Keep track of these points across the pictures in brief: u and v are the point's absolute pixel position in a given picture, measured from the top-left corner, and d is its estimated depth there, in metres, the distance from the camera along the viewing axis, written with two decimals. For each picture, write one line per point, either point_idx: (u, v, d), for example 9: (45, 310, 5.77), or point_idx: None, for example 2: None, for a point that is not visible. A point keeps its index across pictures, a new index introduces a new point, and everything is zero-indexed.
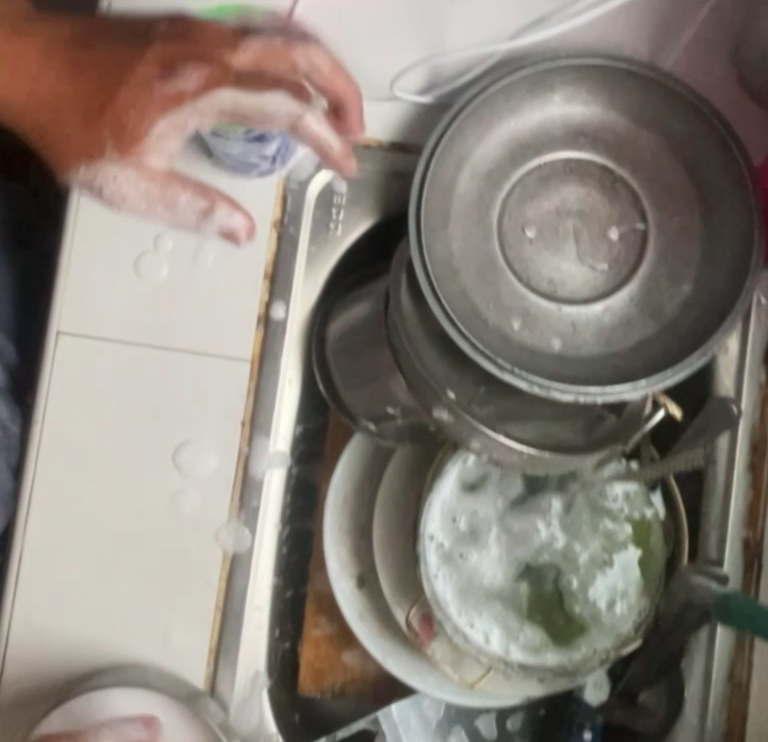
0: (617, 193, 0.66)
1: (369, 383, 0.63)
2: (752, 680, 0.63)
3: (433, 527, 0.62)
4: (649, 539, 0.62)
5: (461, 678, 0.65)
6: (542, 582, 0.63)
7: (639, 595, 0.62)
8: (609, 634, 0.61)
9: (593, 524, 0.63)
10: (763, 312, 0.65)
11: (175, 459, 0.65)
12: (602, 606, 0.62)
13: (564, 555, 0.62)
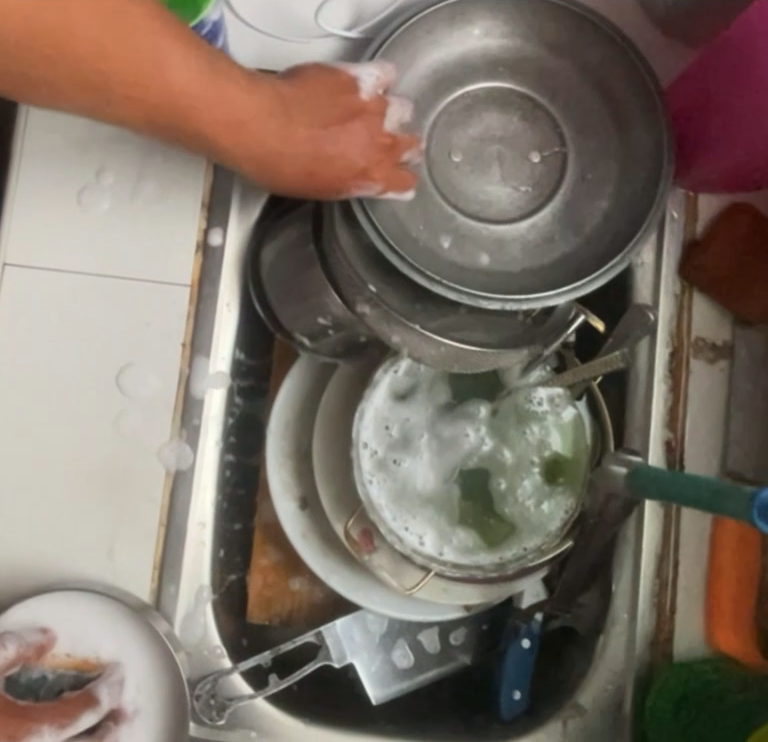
0: (537, 119, 0.70)
1: (302, 298, 0.66)
2: (677, 575, 0.66)
3: (367, 435, 0.66)
4: (573, 440, 0.67)
5: (400, 584, 0.68)
6: (473, 483, 0.68)
7: (564, 493, 0.67)
8: (538, 531, 0.66)
9: (519, 428, 0.68)
10: (676, 226, 0.69)
11: (118, 379, 0.67)
12: (528, 505, 0.67)
13: (493, 457, 0.68)
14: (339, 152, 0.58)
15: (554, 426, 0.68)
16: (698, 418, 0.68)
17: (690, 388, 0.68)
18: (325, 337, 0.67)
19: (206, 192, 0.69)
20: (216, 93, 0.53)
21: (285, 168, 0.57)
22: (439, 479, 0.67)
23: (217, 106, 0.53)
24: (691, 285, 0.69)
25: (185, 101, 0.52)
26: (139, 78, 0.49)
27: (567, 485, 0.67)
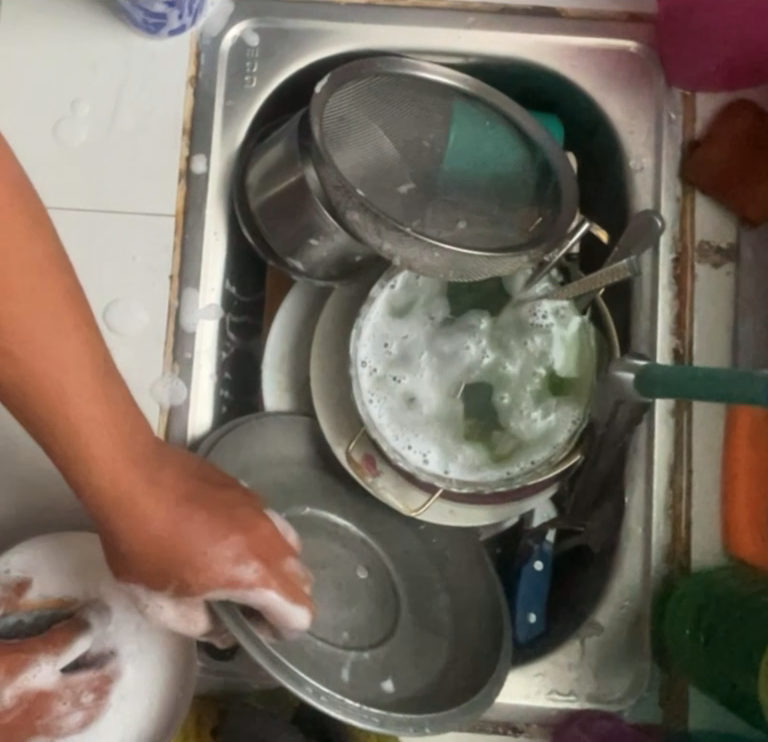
0: (525, 23, 0.67)
1: (291, 220, 0.65)
2: (692, 485, 0.65)
3: (365, 355, 0.65)
4: (581, 349, 0.66)
5: (407, 507, 0.66)
6: (475, 399, 0.67)
7: (574, 404, 0.65)
8: (545, 442, 0.65)
9: (521, 341, 0.67)
10: (674, 127, 0.67)
11: (105, 316, 0.65)
12: (535, 418, 0.66)
13: (494, 371, 0.67)
14: (211, 548, 0.50)
15: (558, 338, 0.66)
16: (707, 325, 0.65)
17: (696, 294, 0.66)
18: (319, 258, 0.67)
19: (186, 119, 0.66)
20: (66, 376, 0.43)
21: (144, 545, 0.50)
22: (442, 397, 0.67)
23: (131, 479, 0.48)
24: (693, 186, 0.67)
25: (57, 383, 0.43)
26: (127, 503, 0.48)
27: (572, 398, 0.66)
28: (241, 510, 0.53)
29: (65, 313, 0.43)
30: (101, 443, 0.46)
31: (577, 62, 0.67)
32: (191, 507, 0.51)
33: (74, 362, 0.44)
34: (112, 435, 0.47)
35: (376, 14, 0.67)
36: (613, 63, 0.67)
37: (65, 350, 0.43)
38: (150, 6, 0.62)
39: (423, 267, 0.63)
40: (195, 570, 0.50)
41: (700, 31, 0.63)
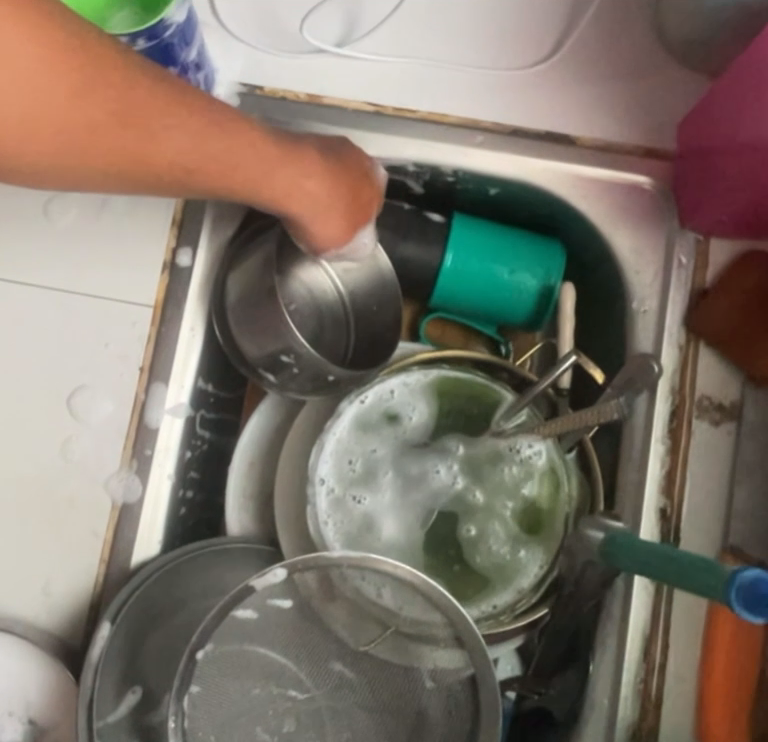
0: (537, 148, 0.65)
1: (258, 328, 0.62)
2: (668, 661, 0.59)
3: (325, 470, 0.62)
4: (558, 493, 0.61)
5: (355, 642, 0.60)
6: (441, 528, 0.63)
7: (545, 549, 0.61)
8: (511, 586, 0.61)
9: (495, 472, 0.63)
10: (684, 271, 0.63)
11: (69, 404, 0.62)
12: (502, 559, 0.61)
13: (462, 500, 0.63)
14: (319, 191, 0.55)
15: (534, 475, 0.62)
16: (698, 486, 0.61)
17: (691, 452, 0.61)
18: (292, 378, 0.63)
19: (177, 210, 0.64)
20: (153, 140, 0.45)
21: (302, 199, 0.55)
22: (405, 527, 0.63)
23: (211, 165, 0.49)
24: (697, 336, 0.63)
25: (150, 138, 0.45)
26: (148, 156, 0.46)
27: (544, 542, 0.61)
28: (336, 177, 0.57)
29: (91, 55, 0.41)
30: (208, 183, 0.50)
31: (589, 193, 0.65)
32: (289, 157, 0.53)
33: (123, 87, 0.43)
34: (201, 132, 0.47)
35: (384, 124, 0.65)
36: (626, 199, 0.65)
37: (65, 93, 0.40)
38: None
39: (365, 402, 0.63)
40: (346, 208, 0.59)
41: (713, 176, 0.59)
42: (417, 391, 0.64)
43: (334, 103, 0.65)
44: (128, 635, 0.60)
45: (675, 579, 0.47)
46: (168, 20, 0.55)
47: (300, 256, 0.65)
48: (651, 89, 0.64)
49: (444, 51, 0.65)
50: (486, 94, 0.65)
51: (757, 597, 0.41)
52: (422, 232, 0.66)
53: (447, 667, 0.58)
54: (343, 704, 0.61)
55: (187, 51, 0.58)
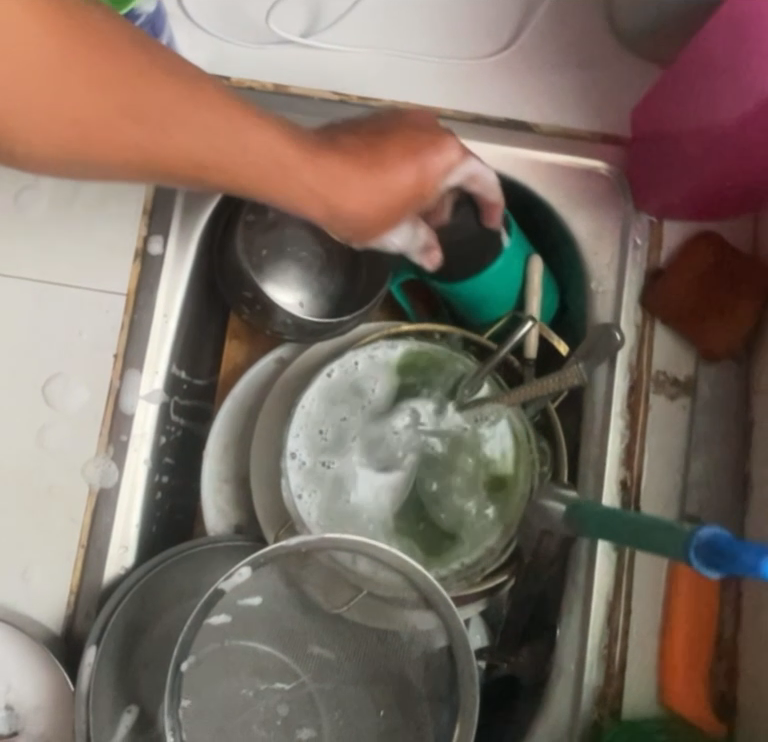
0: (496, 134, 0.67)
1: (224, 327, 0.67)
2: (630, 625, 0.62)
3: (295, 443, 0.63)
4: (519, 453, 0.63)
5: (329, 603, 0.62)
6: (406, 487, 0.65)
7: (508, 503, 0.63)
8: (479, 541, 0.63)
9: (458, 435, 0.64)
10: (639, 252, 0.66)
11: (44, 392, 0.63)
12: (467, 515, 0.63)
13: (427, 462, 0.65)
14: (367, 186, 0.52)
15: (495, 435, 0.64)
16: (656, 458, 0.64)
17: (649, 425, 0.64)
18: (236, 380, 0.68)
19: (148, 199, 0.66)
20: (241, 142, 0.45)
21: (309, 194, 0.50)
22: (373, 488, 0.64)
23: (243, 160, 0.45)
24: (653, 314, 0.65)
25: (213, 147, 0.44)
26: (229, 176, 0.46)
27: (507, 496, 0.63)
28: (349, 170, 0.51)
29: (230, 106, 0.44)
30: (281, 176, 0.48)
31: (548, 179, 0.67)
32: (315, 156, 0.49)
33: (255, 121, 0.45)
34: (269, 130, 0.46)
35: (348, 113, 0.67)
36: (583, 183, 0.67)
37: (208, 125, 0.43)
38: None
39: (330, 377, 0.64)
40: (394, 208, 0.55)
41: (665, 157, 0.62)
42: (382, 362, 0.65)
43: (298, 93, 0.66)
44: (116, 647, 0.62)
45: (633, 540, 0.50)
46: (139, 11, 0.57)
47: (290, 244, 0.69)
48: (604, 77, 0.66)
49: (404, 42, 0.67)
50: (445, 82, 0.67)
51: (710, 552, 0.44)
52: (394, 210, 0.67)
53: (422, 629, 0.60)
54: (331, 682, 0.63)
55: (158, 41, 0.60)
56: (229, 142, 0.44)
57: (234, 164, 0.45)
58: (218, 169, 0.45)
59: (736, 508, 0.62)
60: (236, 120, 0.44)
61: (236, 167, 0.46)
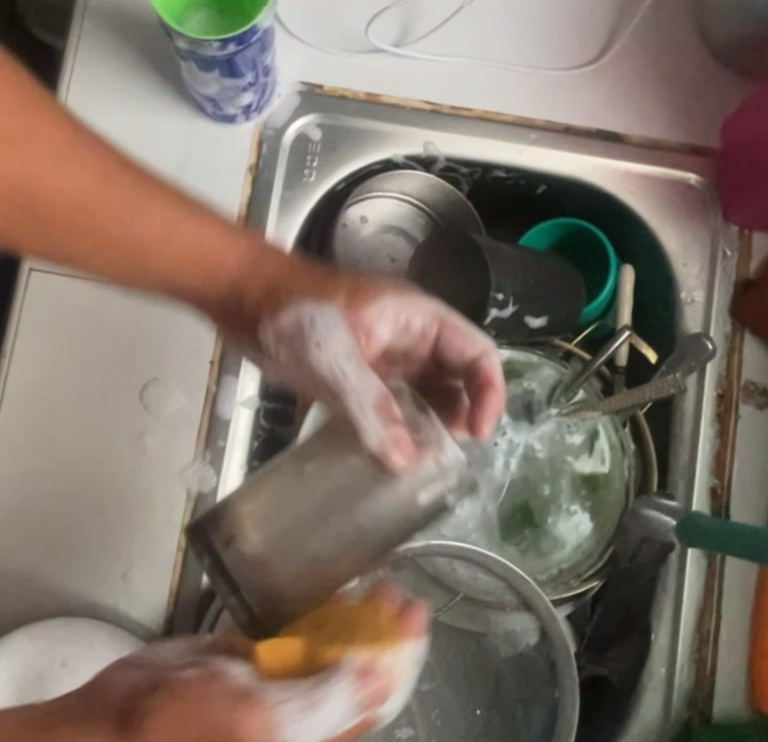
0: (587, 145, 0.67)
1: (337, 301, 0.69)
2: (720, 629, 0.63)
3: None
4: (612, 460, 0.64)
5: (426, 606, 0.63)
6: (513, 498, 0.65)
7: (607, 506, 0.64)
8: (581, 549, 0.64)
9: (554, 436, 0.65)
10: (728, 265, 0.67)
11: (142, 397, 0.63)
12: (572, 518, 0.64)
13: (529, 468, 0.65)
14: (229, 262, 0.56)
15: (589, 435, 0.64)
16: (747, 466, 0.65)
17: (738, 435, 0.65)
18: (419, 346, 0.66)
19: (243, 206, 0.65)
20: (120, 201, 0.53)
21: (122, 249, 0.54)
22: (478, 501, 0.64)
23: (92, 197, 0.52)
24: (743, 326, 0.66)
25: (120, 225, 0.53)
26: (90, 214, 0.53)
27: (603, 497, 0.64)
28: (210, 233, 0.55)
29: (86, 156, 0.52)
30: (98, 248, 0.54)
31: (638, 191, 0.68)
32: (109, 174, 0.53)
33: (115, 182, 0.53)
34: (94, 158, 0.52)
35: (442, 121, 0.67)
36: (673, 195, 0.68)
37: (68, 174, 0.51)
38: (225, 107, 0.63)
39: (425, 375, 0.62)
40: (218, 263, 0.55)
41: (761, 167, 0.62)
42: None
43: (393, 102, 0.67)
44: None
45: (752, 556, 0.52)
46: (257, 29, 0.57)
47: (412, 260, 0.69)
48: (694, 89, 0.67)
49: (498, 50, 0.67)
50: (540, 94, 0.67)
51: None
52: (515, 257, 0.63)
53: (515, 628, 0.61)
54: (429, 683, 0.64)
55: (268, 57, 0.60)
56: (95, 245, 0.54)
57: (97, 224, 0.53)
58: (94, 242, 0.54)
59: None
60: (81, 165, 0.52)
61: (74, 237, 0.53)
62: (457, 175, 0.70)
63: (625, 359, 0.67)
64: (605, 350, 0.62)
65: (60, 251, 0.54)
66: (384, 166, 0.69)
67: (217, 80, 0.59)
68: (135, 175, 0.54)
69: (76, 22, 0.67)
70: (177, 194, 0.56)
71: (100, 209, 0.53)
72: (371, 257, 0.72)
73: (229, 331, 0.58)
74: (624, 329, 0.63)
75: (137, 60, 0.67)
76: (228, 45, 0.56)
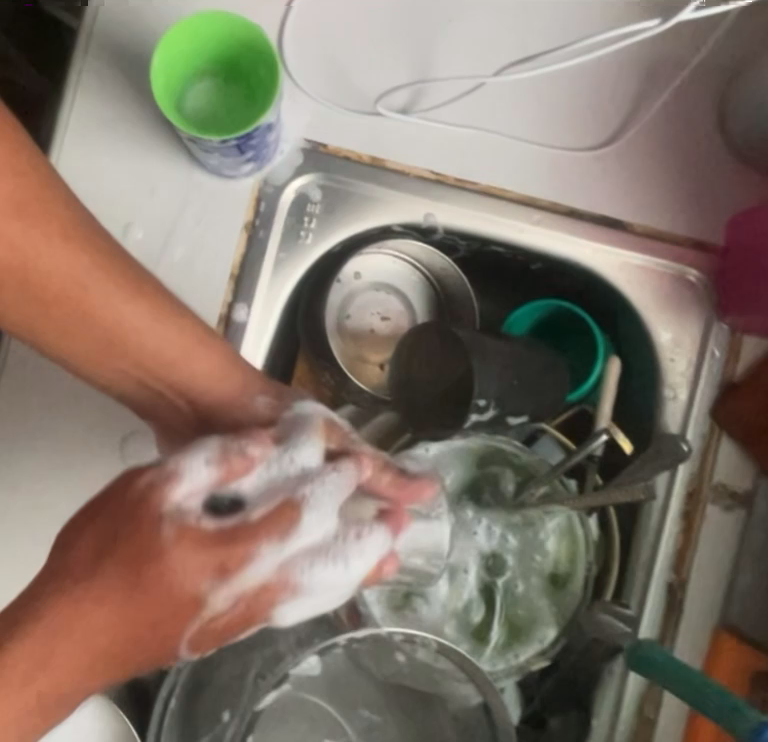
0: (588, 227, 0.66)
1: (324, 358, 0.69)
2: (659, 719, 0.64)
3: None
4: (576, 558, 0.66)
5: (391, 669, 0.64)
6: (483, 587, 0.68)
7: (566, 601, 0.66)
8: (535, 638, 0.66)
9: (528, 536, 0.67)
10: (716, 363, 0.67)
11: (122, 448, 0.65)
12: (533, 608, 0.67)
13: (500, 559, 0.68)
14: (199, 371, 0.57)
15: (559, 534, 0.66)
16: (705, 566, 0.66)
17: (701, 534, 0.66)
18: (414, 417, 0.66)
19: (235, 264, 0.65)
20: (104, 302, 0.53)
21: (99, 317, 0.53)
22: (450, 588, 0.67)
23: (121, 326, 0.54)
24: (722, 427, 0.67)
25: (110, 317, 0.53)
26: (114, 336, 0.54)
27: (564, 592, 0.66)
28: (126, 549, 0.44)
29: (73, 238, 0.51)
30: (88, 348, 0.54)
31: (635, 279, 0.67)
32: (139, 292, 0.54)
33: (111, 274, 0.53)
34: (139, 299, 0.54)
35: (445, 192, 0.67)
36: (669, 287, 0.67)
37: (89, 275, 0.52)
38: (230, 168, 0.63)
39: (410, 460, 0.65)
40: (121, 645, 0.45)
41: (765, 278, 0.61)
42: (457, 450, 0.66)
43: (397, 167, 0.66)
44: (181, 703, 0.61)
45: (694, 699, 0.56)
46: (262, 124, 0.57)
47: (411, 348, 0.65)
48: (703, 183, 0.66)
49: (508, 122, 0.66)
50: (547, 171, 0.66)
51: None
52: (507, 358, 0.62)
53: (459, 693, 0.62)
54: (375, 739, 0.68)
55: (272, 136, 0.60)
56: (74, 345, 0.54)
57: (92, 321, 0.53)
58: (74, 336, 0.53)
59: None
60: (117, 302, 0.53)
61: (77, 329, 0.53)
62: (456, 243, 0.70)
63: (601, 446, 0.68)
64: (581, 451, 0.63)
65: (65, 348, 0.54)
66: (383, 230, 0.69)
67: (218, 156, 0.60)
68: (135, 298, 0.54)
69: (80, 55, 0.65)
70: (159, 293, 0.55)
71: (108, 336, 0.54)
72: (361, 310, 0.73)
73: (155, 413, 0.59)
74: (601, 433, 0.64)
75: (140, 102, 0.65)
76: (230, 142, 0.57)
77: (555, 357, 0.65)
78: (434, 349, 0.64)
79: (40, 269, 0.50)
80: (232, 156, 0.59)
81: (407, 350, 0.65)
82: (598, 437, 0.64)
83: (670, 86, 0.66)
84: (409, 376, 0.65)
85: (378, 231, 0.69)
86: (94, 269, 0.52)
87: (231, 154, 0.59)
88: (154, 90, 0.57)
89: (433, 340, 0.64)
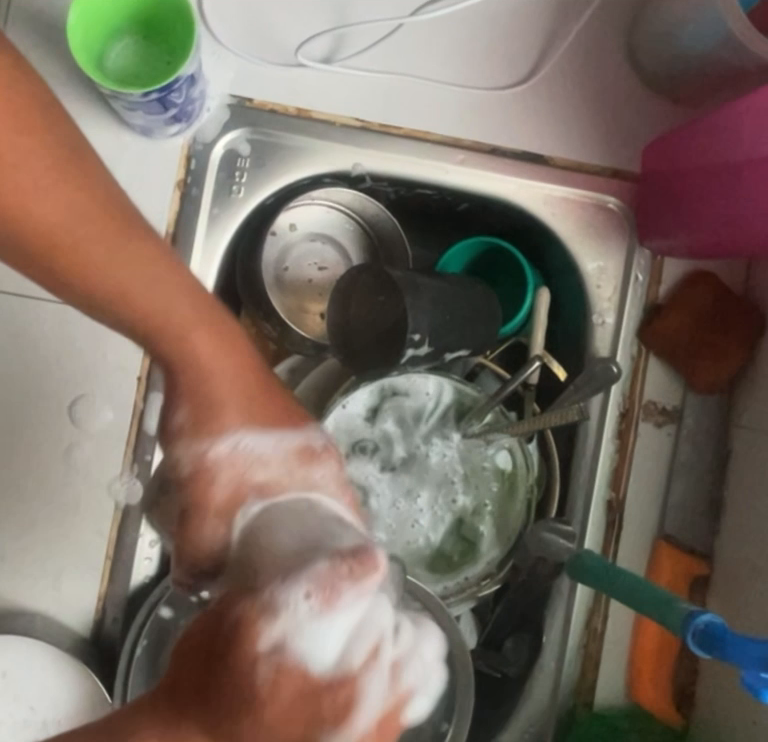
0: (511, 164, 0.68)
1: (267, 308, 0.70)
2: (606, 628, 0.68)
3: None
4: (517, 480, 0.69)
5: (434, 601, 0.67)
6: (437, 513, 0.70)
7: (510, 521, 0.69)
8: (481, 561, 0.69)
9: (476, 461, 0.70)
10: (640, 287, 0.70)
11: (70, 413, 0.65)
12: (484, 531, 0.69)
13: (451, 481, 0.70)
14: (218, 371, 0.49)
15: (498, 456, 0.70)
16: (641, 482, 0.69)
17: (636, 451, 0.69)
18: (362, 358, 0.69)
19: (170, 222, 0.66)
20: (142, 283, 0.47)
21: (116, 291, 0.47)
22: (402, 512, 0.70)
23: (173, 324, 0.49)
24: (649, 348, 0.70)
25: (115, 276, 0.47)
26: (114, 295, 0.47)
27: (506, 511, 0.69)
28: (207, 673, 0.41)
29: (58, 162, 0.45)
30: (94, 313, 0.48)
31: (559, 212, 0.70)
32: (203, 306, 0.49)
33: (142, 264, 0.48)
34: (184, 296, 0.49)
35: (369, 140, 0.68)
36: (593, 217, 0.70)
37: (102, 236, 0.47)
38: (159, 129, 0.64)
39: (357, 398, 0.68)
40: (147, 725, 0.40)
41: (679, 197, 0.64)
42: (405, 386, 0.68)
43: (323, 117, 0.68)
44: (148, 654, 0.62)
45: (628, 600, 0.60)
46: (179, 77, 0.58)
47: (359, 294, 0.68)
48: (618, 114, 0.68)
49: (426, 65, 0.68)
50: (466, 111, 0.68)
51: (706, 636, 0.54)
52: (437, 297, 0.65)
53: None
54: None
55: (194, 92, 0.62)
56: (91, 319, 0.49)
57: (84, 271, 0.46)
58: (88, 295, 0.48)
59: (707, 528, 0.69)
60: (170, 296, 0.48)
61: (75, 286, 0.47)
62: (385, 190, 0.72)
63: (536, 376, 0.71)
64: (516, 376, 0.67)
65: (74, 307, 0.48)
66: (314, 182, 0.70)
67: (144, 114, 0.61)
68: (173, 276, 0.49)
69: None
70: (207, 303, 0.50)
71: (176, 319, 0.48)
72: (298, 262, 0.75)
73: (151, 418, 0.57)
74: (534, 360, 0.67)
75: (63, 67, 0.66)
76: (151, 95, 0.58)
77: (485, 296, 0.67)
78: (379, 294, 0.67)
79: (80, 259, 0.46)
80: (156, 111, 0.60)
81: (354, 295, 0.68)
82: (532, 364, 0.67)
83: (581, 23, 0.68)
84: (354, 321, 0.68)
85: (309, 181, 0.70)
86: (105, 229, 0.47)
87: (153, 110, 0.60)
88: (74, 48, 0.58)
89: (375, 290, 0.67)
